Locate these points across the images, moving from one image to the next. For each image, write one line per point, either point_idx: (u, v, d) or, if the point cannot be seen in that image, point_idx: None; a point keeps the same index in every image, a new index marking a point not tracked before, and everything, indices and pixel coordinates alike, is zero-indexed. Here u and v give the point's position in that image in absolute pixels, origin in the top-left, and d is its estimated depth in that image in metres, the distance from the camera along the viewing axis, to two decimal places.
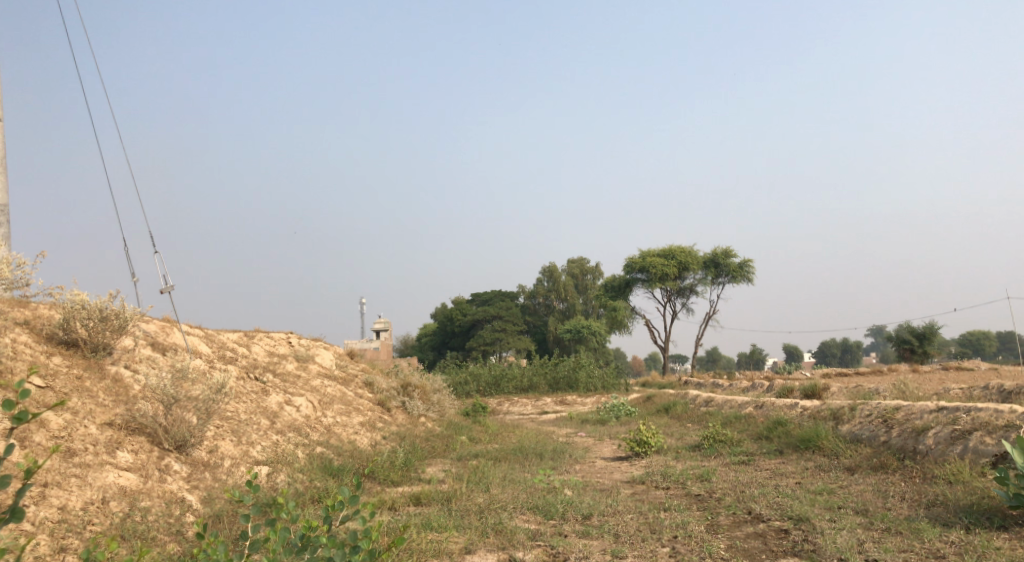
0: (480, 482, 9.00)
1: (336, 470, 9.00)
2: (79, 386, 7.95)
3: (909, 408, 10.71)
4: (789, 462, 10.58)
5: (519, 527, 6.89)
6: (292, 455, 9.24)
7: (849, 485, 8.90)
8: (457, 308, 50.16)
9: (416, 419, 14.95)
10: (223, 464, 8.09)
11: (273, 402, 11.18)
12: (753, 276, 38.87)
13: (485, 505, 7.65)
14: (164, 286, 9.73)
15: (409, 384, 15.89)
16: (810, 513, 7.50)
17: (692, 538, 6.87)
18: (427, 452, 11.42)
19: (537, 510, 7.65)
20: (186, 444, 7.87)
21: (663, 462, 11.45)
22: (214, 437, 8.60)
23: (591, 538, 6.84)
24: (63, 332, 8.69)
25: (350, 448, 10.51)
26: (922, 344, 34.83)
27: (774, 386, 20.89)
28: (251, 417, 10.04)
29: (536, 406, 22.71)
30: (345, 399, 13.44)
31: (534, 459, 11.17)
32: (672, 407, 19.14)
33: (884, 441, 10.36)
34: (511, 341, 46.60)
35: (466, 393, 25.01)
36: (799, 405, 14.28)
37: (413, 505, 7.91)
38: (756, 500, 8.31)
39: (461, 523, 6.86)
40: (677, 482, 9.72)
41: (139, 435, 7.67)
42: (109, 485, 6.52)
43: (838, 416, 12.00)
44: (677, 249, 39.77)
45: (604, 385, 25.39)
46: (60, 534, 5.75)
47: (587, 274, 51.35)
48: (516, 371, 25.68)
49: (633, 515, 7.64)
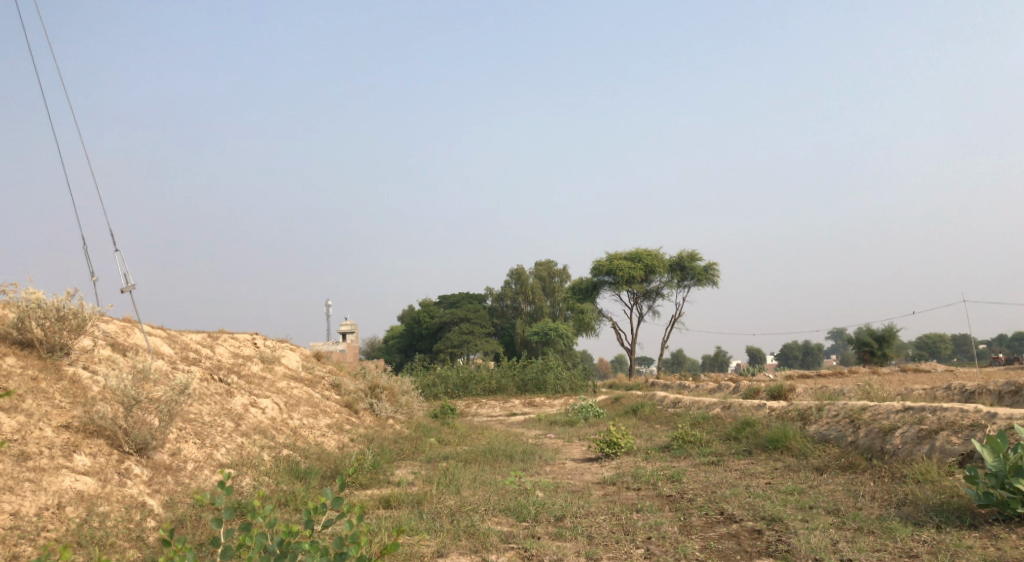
0: (449, 484, 8.88)
1: (303, 473, 8.81)
2: (34, 387, 7.70)
3: (876, 408, 10.78)
4: (758, 463, 10.59)
5: (492, 529, 6.77)
6: (257, 458, 9.04)
7: (819, 485, 8.91)
8: (424, 310, 49.90)
9: (384, 421, 14.77)
10: (186, 468, 7.87)
11: (237, 403, 10.96)
12: (719, 279, 39.09)
13: (456, 508, 7.53)
14: (125, 285, 9.49)
15: (377, 386, 15.70)
16: (782, 514, 7.48)
17: (666, 539, 6.81)
18: (396, 454, 11.26)
19: (509, 512, 7.56)
20: (147, 447, 7.65)
21: (633, 463, 11.41)
22: (176, 439, 8.38)
23: (565, 539, 6.74)
24: (18, 331, 8.41)
25: (317, 450, 10.32)
26: (882, 346, 35.24)
27: (740, 387, 20.97)
28: (215, 419, 9.82)
29: (504, 408, 22.60)
30: (312, 401, 13.24)
31: (503, 461, 11.06)
32: (640, 409, 19.13)
33: (851, 441, 10.40)
34: (478, 343, 46.42)
35: (434, 395, 24.84)
36: (766, 405, 14.34)
37: (382, 508, 7.76)
38: (728, 501, 8.27)
39: (433, 526, 6.73)
40: (648, 483, 9.67)
41: (97, 437, 7.44)
42: (65, 489, 6.29)
43: (806, 416, 12.05)
44: (643, 252, 39.91)
45: (572, 386, 25.37)
46: (12, 542, 5.54)
47: (554, 277, 51.38)
48: (484, 373, 25.57)
49: (605, 516, 7.56)
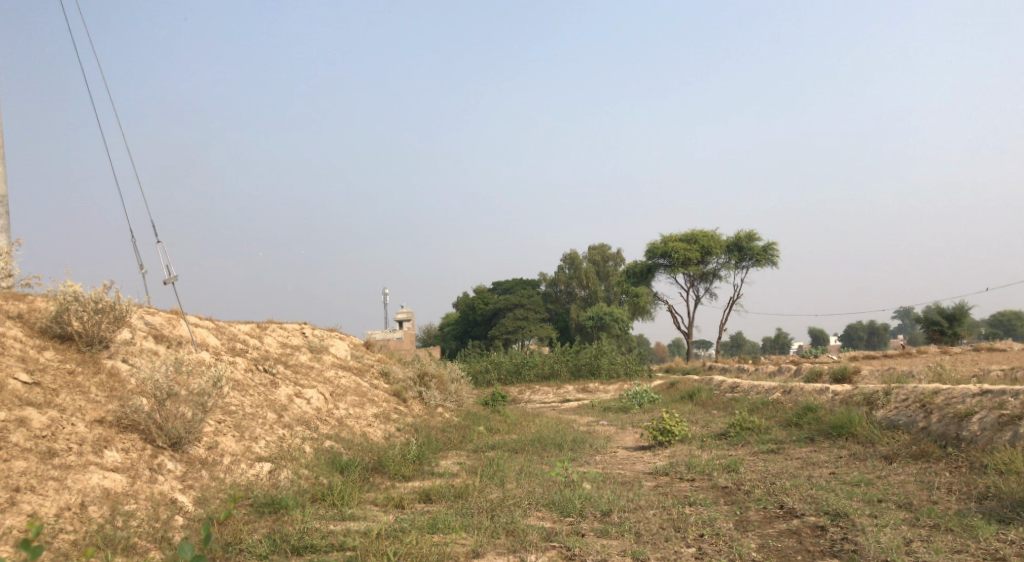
0: (494, 477, 8.54)
1: (345, 465, 8.57)
2: (70, 381, 7.55)
3: (950, 392, 10.12)
4: (821, 450, 10.05)
5: (533, 526, 6.43)
6: (298, 451, 8.81)
7: (888, 476, 8.36)
8: (478, 296, 49.77)
9: (434, 410, 14.52)
10: (222, 462, 7.68)
11: (282, 394, 10.77)
12: (778, 259, 38.07)
13: (497, 502, 7.18)
14: (166, 276, 9.32)
15: (426, 373, 15.42)
16: (848, 508, 6.97)
17: (720, 537, 6.37)
18: (443, 444, 10.98)
19: (553, 506, 7.19)
20: (182, 441, 7.46)
21: (688, 452, 10.92)
22: (214, 433, 8.19)
23: (611, 537, 6.35)
24: (57, 325, 8.29)
25: (362, 442, 10.07)
26: (952, 326, 33.85)
27: (803, 370, 20.25)
28: (257, 411, 9.63)
29: (557, 394, 22.21)
30: (359, 390, 13.02)
31: (553, 450, 10.71)
32: (697, 393, 18.58)
33: (922, 427, 9.79)
34: (533, 329, 46.09)
35: (487, 381, 24.63)
36: (829, 390, 13.69)
37: (422, 503, 7.45)
38: (789, 493, 7.77)
39: (471, 523, 6.40)
40: (703, 473, 9.21)
41: (131, 432, 7.26)
42: (90, 488, 6.14)
43: (872, 401, 11.42)
44: (700, 234, 38.99)
45: (627, 371, 24.86)
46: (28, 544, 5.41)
47: (609, 261, 50.76)
48: (537, 359, 25.22)
49: (655, 510, 7.14)
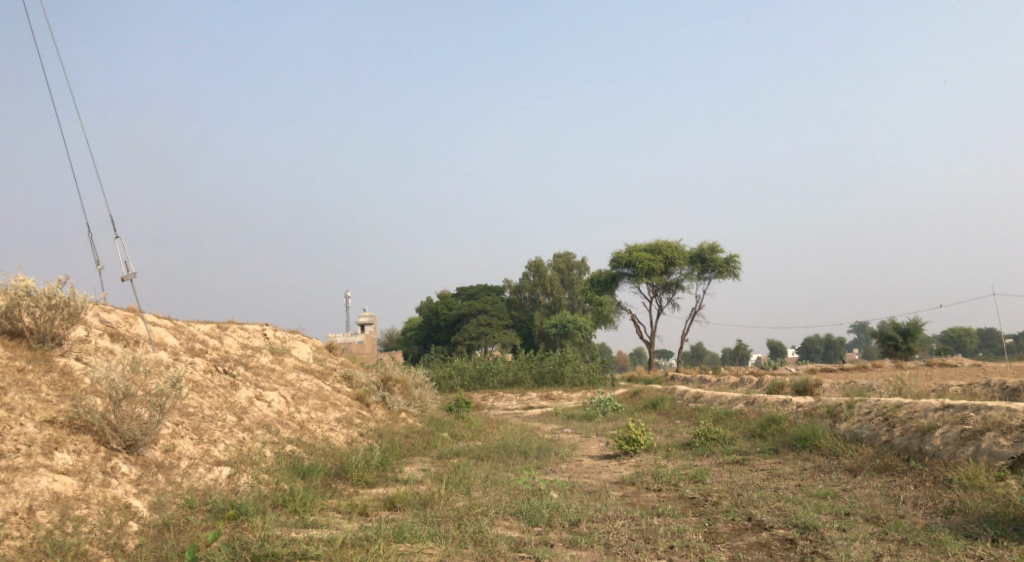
0: (459, 484, 8.38)
1: (306, 470, 8.36)
2: (20, 379, 7.25)
3: (912, 406, 10.18)
4: (786, 462, 10.04)
5: (500, 536, 6.28)
6: (258, 455, 8.57)
7: (854, 489, 8.34)
8: (442, 301, 49.52)
9: (397, 415, 14.30)
10: (179, 465, 7.43)
11: (242, 396, 10.51)
12: (740, 272, 38.37)
13: (463, 511, 7.03)
14: (124, 273, 9.04)
15: (390, 378, 15.19)
16: (817, 521, 6.93)
17: (689, 549, 6.28)
18: (406, 450, 10.79)
19: (520, 515, 7.06)
20: (137, 443, 7.20)
21: (654, 461, 10.85)
22: (171, 435, 7.92)
23: (580, 548, 6.24)
24: (8, 320, 7.96)
25: (323, 446, 9.86)
26: (906, 341, 34.37)
27: (764, 381, 20.35)
28: (216, 413, 9.37)
29: (521, 401, 22.09)
30: (321, 394, 12.78)
31: (518, 457, 10.59)
32: (660, 403, 18.58)
33: (886, 440, 9.83)
34: (496, 335, 45.93)
35: (450, 387, 24.42)
36: (792, 401, 13.72)
37: (386, 510, 7.27)
38: (756, 505, 7.72)
39: (436, 531, 6.24)
40: (669, 483, 9.13)
41: (83, 433, 6.98)
42: (39, 491, 5.88)
43: (836, 413, 11.45)
44: (664, 244, 39.16)
45: (590, 379, 24.81)
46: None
47: (574, 269, 50.82)
48: (500, 366, 25.07)
49: (624, 521, 7.05)
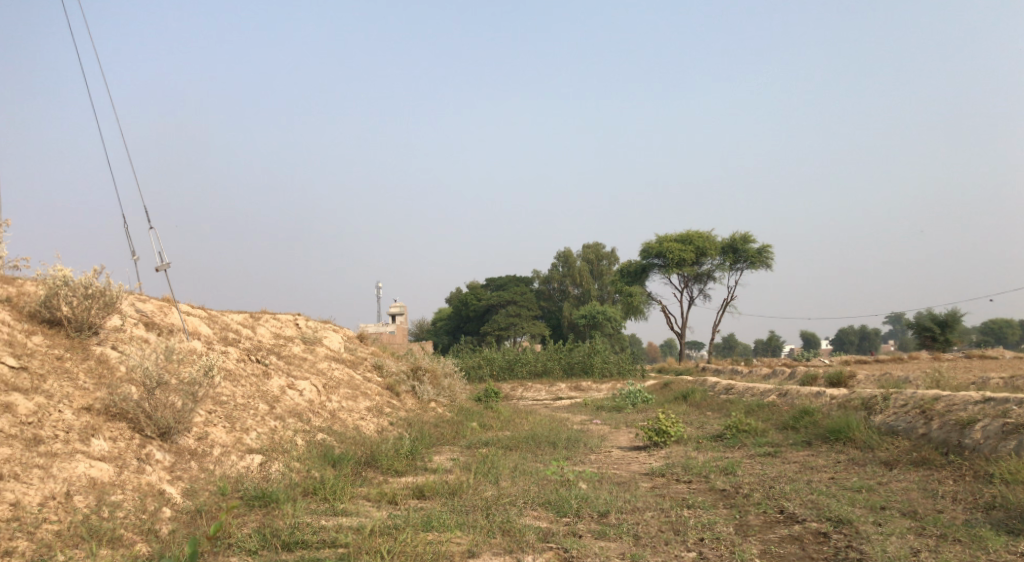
0: (488, 474, 8.39)
1: (337, 458, 8.42)
2: (58, 367, 7.37)
3: (950, 399, 10.00)
4: (819, 455, 9.93)
5: (529, 526, 6.28)
6: (290, 444, 8.64)
7: (889, 483, 8.23)
8: (472, 292, 49.63)
9: (426, 405, 14.36)
10: (212, 453, 7.51)
11: (274, 385, 10.61)
12: (772, 262, 37.99)
13: (493, 501, 7.04)
14: (159, 263, 9.15)
15: (419, 367, 15.25)
16: (851, 515, 6.85)
17: (720, 542, 6.24)
18: (436, 439, 10.83)
19: (549, 505, 7.05)
20: (171, 431, 7.28)
21: (684, 453, 10.79)
22: (205, 423, 8.02)
23: (609, 539, 6.22)
24: (46, 309, 8.09)
25: (354, 435, 9.92)
26: (943, 332, 33.82)
27: (797, 373, 20.15)
28: (249, 402, 9.47)
29: (550, 391, 22.09)
30: (352, 383, 12.87)
31: (547, 448, 10.58)
32: (690, 394, 18.47)
33: (922, 434, 9.69)
34: (526, 326, 45.94)
35: (479, 377, 24.49)
36: (826, 393, 13.57)
37: (416, 499, 7.30)
38: (789, 498, 7.64)
39: (466, 521, 6.25)
40: (700, 475, 9.07)
41: (119, 421, 7.08)
42: (77, 477, 5.97)
43: (870, 406, 11.30)
44: (695, 234, 38.87)
45: (620, 370, 24.73)
46: (6, 535, 5.23)
47: (604, 260, 50.63)
48: (530, 356, 25.08)
49: (654, 512, 7.01)
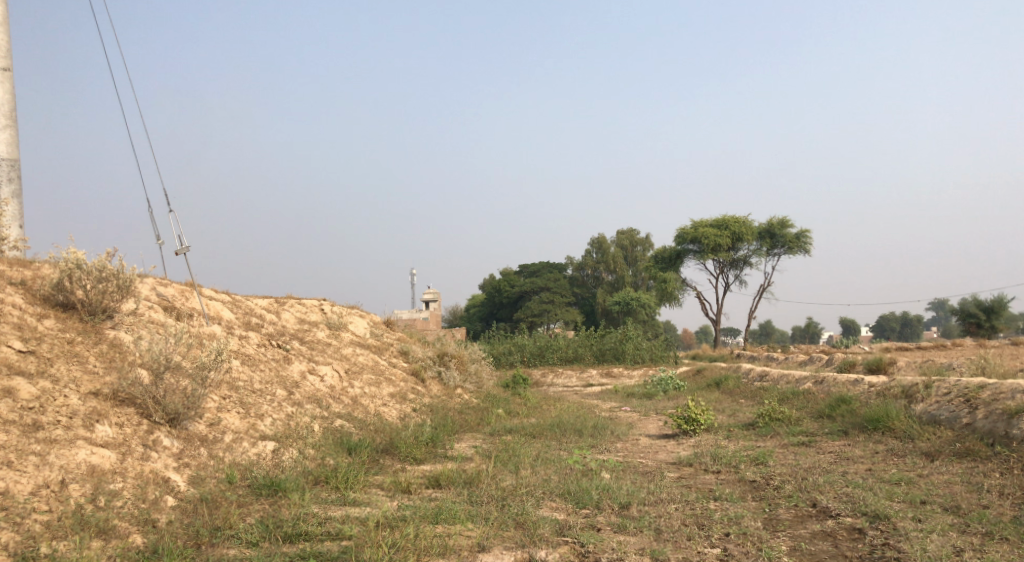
0: (509, 462, 8.12)
1: (354, 445, 8.20)
2: (67, 351, 7.22)
3: (997, 387, 9.53)
4: (855, 445, 9.53)
5: (546, 518, 6.01)
6: (305, 430, 8.43)
7: (930, 475, 7.82)
8: (504, 278, 49.35)
9: (453, 391, 14.11)
10: (224, 439, 7.31)
11: (294, 370, 10.43)
12: (810, 247, 37.21)
13: (509, 491, 6.75)
14: (179, 246, 8.95)
15: (446, 353, 15.00)
16: (889, 510, 6.47)
17: (747, 537, 5.91)
18: (459, 426, 10.58)
19: (569, 496, 6.77)
20: (180, 416, 7.04)
21: (714, 441, 10.43)
22: (218, 409, 7.82)
23: (629, 533, 5.92)
24: (60, 293, 7.92)
25: (375, 421, 9.70)
26: (989, 319, 32.85)
27: (834, 360, 19.60)
28: (267, 387, 9.27)
29: (581, 378, 21.78)
30: (377, 369, 12.66)
31: (572, 436, 10.28)
32: (724, 381, 18.03)
33: (966, 423, 9.24)
34: (559, 312, 45.59)
35: (509, 363, 24.25)
36: (864, 381, 13.10)
37: (431, 489, 7.05)
38: (822, 490, 7.28)
39: (479, 513, 5.98)
40: (729, 465, 8.72)
41: (127, 406, 6.87)
42: (75, 465, 5.80)
43: (911, 394, 10.84)
44: (730, 219, 38.18)
45: (652, 357, 24.34)
46: None
47: (637, 246, 50.05)
48: (561, 343, 24.76)
49: (678, 504, 6.69)
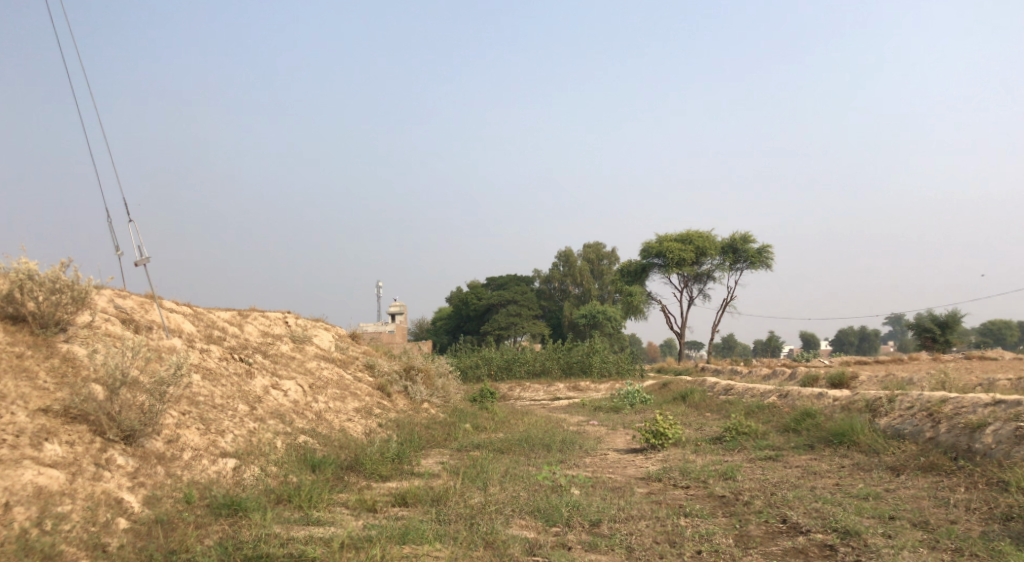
0: (476, 479, 7.98)
1: (317, 462, 8.00)
2: (17, 366, 6.95)
3: (959, 401, 9.59)
4: (822, 459, 9.53)
5: (515, 537, 5.88)
6: (268, 447, 8.22)
7: (897, 490, 7.82)
8: (471, 291, 49.18)
9: (419, 405, 13.93)
10: (182, 457, 7.08)
11: (256, 385, 10.18)
12: (772, 262, 37.58)
13: (477, 509, 6.61)
14: (138, 257, 8.70)
15: (412, 367, 14.81)
16: (859, 526, 6.43)
17: (718, 555, 5.83)
18: (425, 441, 10.41)
19: (539, 514, 6.64)
20: (136, 434, 6.80)
21: (682, 456, 10.37)
22: (177, 425, 7.58)
23: (599, 552, 5.81)
24: (11, 305, 7.64)
25: (339, 437, 9.50)
26: (944, 333, 33.37)
27: (798, 373, 19.72)
28: (228, 402, 9.03)
29: (548, 391, 21.68)
30: (341, 383, 12.44)
31: (540, 451, 10.16)
32: (690, 395, 18.04)
33: (930, 437, 9.28)
34: (525, 325, 45.50)
35: (476, 377, 24.07)
36: (828, 394, 13.16)
37: (398, 507, 6.88)
38: (791, 506, 7.23)
39: (447, 532, 5.84)
40: (698, 480, 8.65)
41: (79, 423, 6.62)
42: (22, 486, 5.58)
43: (875, 408, 10.88)
44: (695, 233, 38.46)
45: (618, 370, 24.33)
46: None
47: (603, 259, 50.21)
48: (528, 356, 24.65)
49: (648, 521, 6.60)
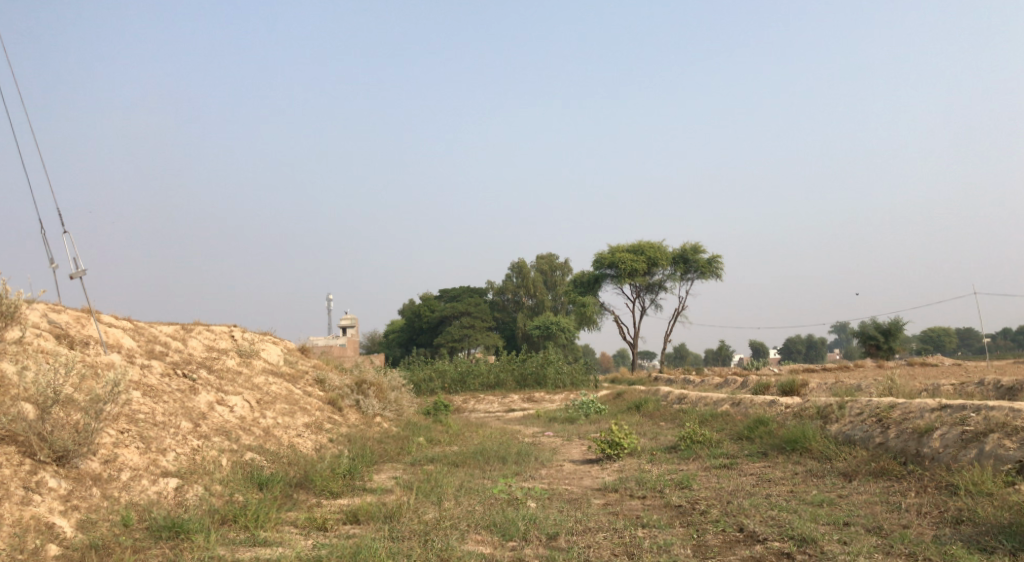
0: (430, 493, 7.78)
1: (264, 479, 7.73)
2: None
3: (907, 406, 9.67)
4: (775, 466, 9.52)
5: (469, 553, 5.72)
6: (212, 465, 7.92)
7: (851, 495, 7.83)
8: (424, 303, 48.81)
9: (371, 419, 13.66)
10: (120, 478, 6.78)
11: (201, 401, 9.85)
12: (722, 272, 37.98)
13: (431, 525, 6.42)
14: (74, 270, 8.35)
15: (364, 381, 14.53)
16: (815, 533, 6.39)
17: None
18: (378, 456, 10.17)
19: (494, 528, 6.48)
20: (70, 454, 6.47)
21: (638, 466, 10.29)
22: (115, 444, 7.26)
23: None
24: None
25: (288, 453, 9.23)
26: (887, 341, 34.00)
27: (749, 381, 19.84)
28: (170, 420, 8.70)
29: (502, 403, 21.49)
30: (290, 398, 12.13)
31: (495, 463, 9.99)
32: (643, 404, 18.01)
33: (880, 442, 9.33)
34: (479, 337, 45.26)
35: (430, 390, 23.77)
36: (780, 402, 13.23)
37: (348, 524, 6.66)
38: (748, 514, 7.17)
39: (399, 550, 5.65)
40: (655, 490, 8.57)
41: (8, 444, 6.29)
42: None
43: (826, 414, 10.94)
44: (646, 244, 38.70)
45: (573, 381, 24.28)
46: None
47: (556, 271, 50.28)
48: (482, 368, 24.44)
49: (605, 533, 6.47)
